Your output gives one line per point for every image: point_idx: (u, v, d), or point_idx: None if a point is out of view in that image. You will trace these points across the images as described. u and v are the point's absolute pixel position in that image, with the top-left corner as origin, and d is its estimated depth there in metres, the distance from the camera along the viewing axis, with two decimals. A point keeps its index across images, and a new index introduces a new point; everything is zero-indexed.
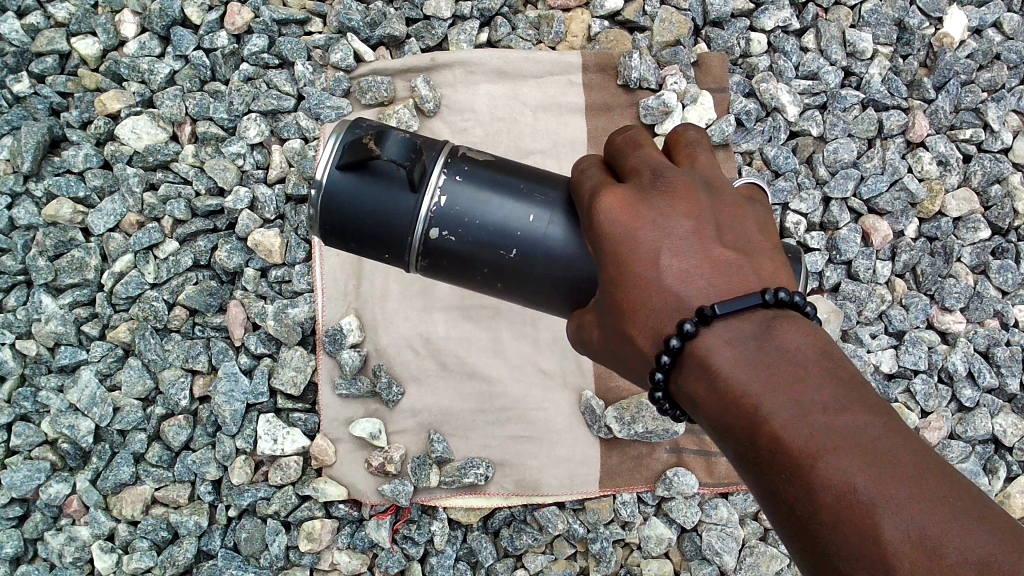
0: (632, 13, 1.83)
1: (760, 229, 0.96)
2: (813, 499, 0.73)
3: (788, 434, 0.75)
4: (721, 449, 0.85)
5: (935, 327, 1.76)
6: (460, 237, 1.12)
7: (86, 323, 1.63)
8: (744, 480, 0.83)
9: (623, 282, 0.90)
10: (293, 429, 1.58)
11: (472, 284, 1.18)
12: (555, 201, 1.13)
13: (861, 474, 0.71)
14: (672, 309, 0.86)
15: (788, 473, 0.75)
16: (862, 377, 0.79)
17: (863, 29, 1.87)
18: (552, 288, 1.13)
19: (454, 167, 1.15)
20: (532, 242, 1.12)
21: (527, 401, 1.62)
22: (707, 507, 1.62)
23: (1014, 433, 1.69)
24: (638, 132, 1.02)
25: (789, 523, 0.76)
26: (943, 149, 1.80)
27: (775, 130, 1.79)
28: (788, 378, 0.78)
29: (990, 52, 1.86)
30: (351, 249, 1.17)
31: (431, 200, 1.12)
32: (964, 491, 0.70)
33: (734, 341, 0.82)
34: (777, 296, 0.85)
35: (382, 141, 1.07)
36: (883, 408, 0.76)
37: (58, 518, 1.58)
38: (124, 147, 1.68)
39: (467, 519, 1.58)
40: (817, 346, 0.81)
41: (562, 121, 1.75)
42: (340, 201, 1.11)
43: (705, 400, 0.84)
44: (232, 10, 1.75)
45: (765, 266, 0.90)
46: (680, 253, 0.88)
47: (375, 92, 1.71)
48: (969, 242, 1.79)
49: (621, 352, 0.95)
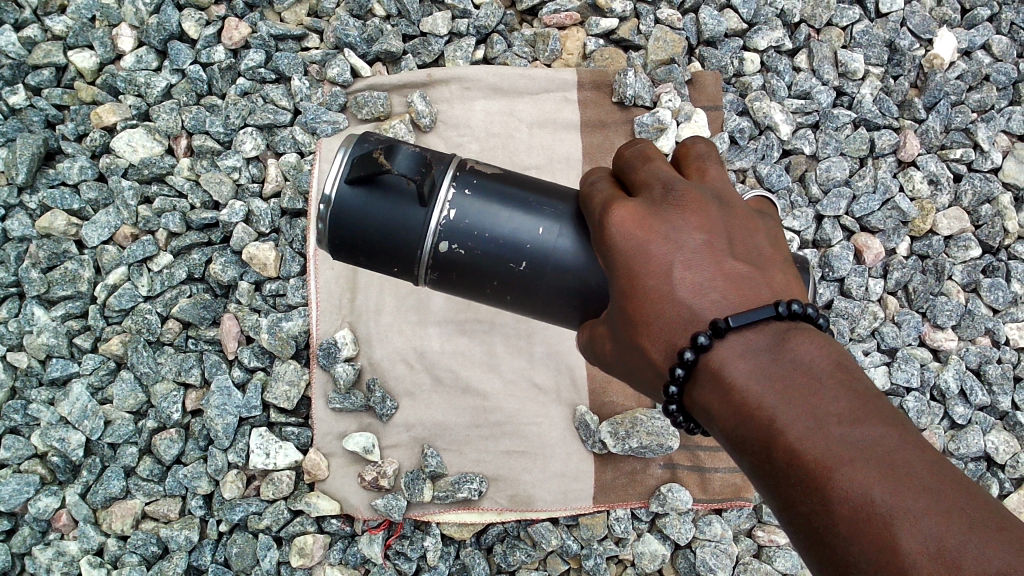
0: (627, 31, 1.85)
1: (772, 242, 0.97)
2: (830, 510, 0.73)
3: (804, 445, 0.75)
4: (737, 462, 0.85)
5: (927, 345, 1.77)
6: (469, 250, 1.13)
7: (78, 335, 1.61)
8: (759, 492, 0.83)
9: (635, 294, 0.90)
10: (285, 443, 1.57)
11: (481, 296, 1.18)
12: (565, 213, 1.14)
13: (878, 486, 0.71)
14: (686, 322, 0.87)
15: (804, 485, 0.75)
16: (876, 390, 0.80)
17: (854, 50, 1.89)
18: (562, 300, 1.14)
19: (463, 180, 1.15)
20: (542, 254, 1.12)
21: (521, 416, 1.62)
22: (701, 523, 1.63)
23: (1006, 451, 1.70)
24: (647, 145, 1.03)
25: (807, 536, 0.76)
26: (933, 168, 1.82)
27: (768, 148, 1.80)
28: (802, 390, 0.78)
29: (979, 73, 1.89)
30: (360, 262, 1.17)
31: (441, 213, 1.12)
32: (981, 502, 0.71)
33: (748, 353, 0.83)
34: (790, 308, 0.85)
35: (392, 155, 1.07)
36: (898, 419, 0.77)
37: (45, 533, 1.56)
38: (120, 160, 1.68)
39: (460, 534, 1.58)
40: (832, 358, 0.81)
41: (558, 138, 1.76)
42: (349, 216, 1.11)
43: (720, 414, 0.84)
44: (229, 26, 1.76)
45: (778, 278, 0.91)
46: (693, 266, 0.88)
47: (371, 108, 1.71)
48: (961, 261, 1.81)
49: (634, 365, 0.95)
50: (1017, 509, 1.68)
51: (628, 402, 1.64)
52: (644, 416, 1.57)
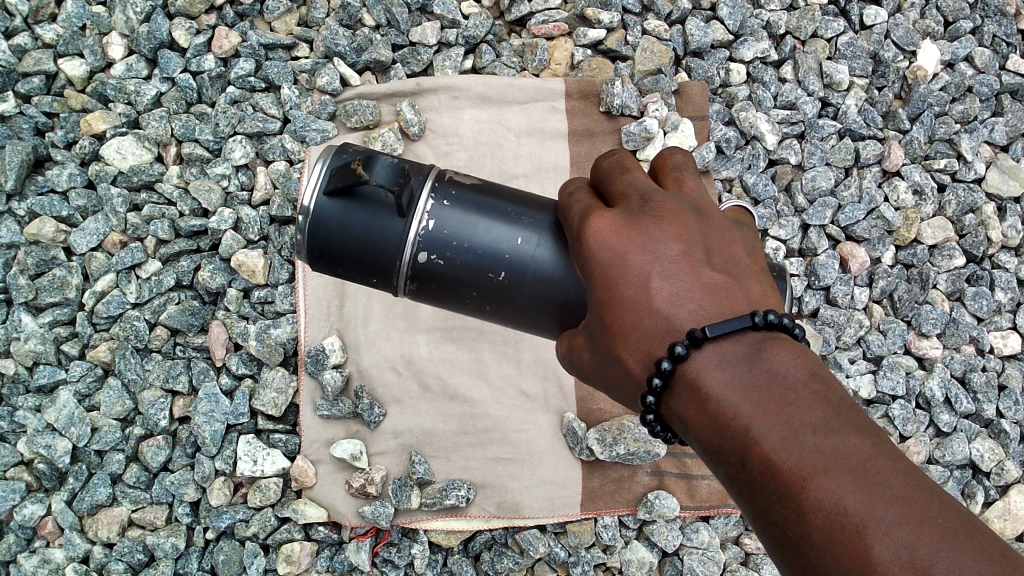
0: (614, 42, 1.86)
1: (748, 252, 0.97)
2: (804, 520, 0.74)
3: (779, 455, 0.76)
4: (714, 471, 0.86)
5: (912, 353, 1.78)
6: (448, 260, 1.13)
7: (66, 342, 1.62)
8: (736, 500, 0.83)
9: (613, 304, 0.91)
10: (273, 450, 1.57)
11: (460, 306, 1.19)
12: (543, 223, 1.15)
13: (851, 495, 0.72)
14: (663, 331, 0.87)
15: (778, 494, 0.76)
16: (851, 398, 0.81)
17: (839, 61, 1.91)
18: (542, 309, 1.14)
19: (442, 192, 1.16)
20: (521, 264, 1.13)
21: (509, 423, 1.62)
22: (689, 531, 1.63)
23: (992, 458, 1.71)
24: (625, 156, 1.04)
25: (781, 544, 0.77)
26: (918, 179, 1.84)
27: (754, 158, 1.82)
28: (777, 400, 0.79)
29: (962, 85, 1.91)
30: (338, 273, 1.17)
31: (419, 224, 1.13)
32: (953, 510, 0.71)
33: (724, 363, 0.84)
34: (766, 318, 0.85)
35: (370, 166, 1.08)
36: (872, 428, 0.78)
37: (31, 540, 1.55)
38: (109, 167, 1.69)
39: (447, 542, 1.57)
40: (807, 367, 0.82)
41: (546, 147, 1.78)
42: (329, 227, 1.12)
43: (697, 423, 0.85)
44: (219, 35, 1.77)
45: (754, 289, 0.91)
46: (671, 276, 0.89)
47: (360, 116, 1.72)
48: (945, 269, 1.82)
49: (612, 374, 0.96)
50: (1002, 518, 1.68)
51: (615, 410, 1.64)
52: (632, 423, 1.58)
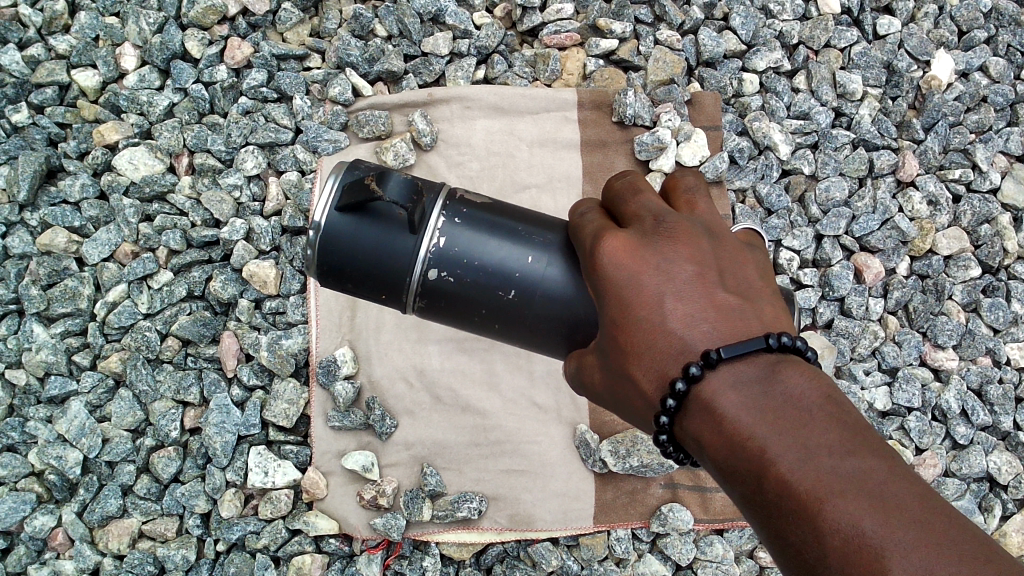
0: (627, 52, 1.86)
1: (760, 274, 0.97)
2: (821, 542, 0.72)
3: (795, 476, 0.75)
4: (727, 493, 0.84)
5: (928, 364, 1.77)
6: (458, 278, 1.12)
7: (77, 353, 1.61)
8: (749, 522, 0.82)
9: (626, 325, 0.89)
10: (284, 462, 1.57)
11: (469, 325, 1.18)
12: (554, 244, 1.14)
13: (869, 518, 0.71)
14: (676, 352, 0.86)
15: (794, 516, 0.74)
16: (865, 421, 0.79)
17: (853, 71, 1.90)
18: (550, 328, 1.13)
19: (453, 209, 1.15)
20: (531, 283, 1.12)
21: (520, 434, 1.61)
22: (703, 544, 1.61)
23: (1009, 472, 1.69)
24: (636, 176, 1.03)
25: (797, 567, 0.75)
26: (932, 189, 1.83)
27: (768, 168, 1.80)
28: (792, 422, 0.78)
29: (977, 94, 1.90)
30: (347, 289, 1.16)
31: (430, 241, 1.12)
32: (971, 534, 0.70)
33: (738, 385, 0.83)
34: (780, 340, 0.85)
35: (383, 182, 1.08)
36: (888, 451, 0.76)
37: (41, 552, 1.55)
38: (121, 178, 1.69)
39: (459, 555, 1.56)
40: (822, 391, 0.81)
41: (558, 157, 1.77)
42: (339, 243, 1.11)
43: (710, 444, 0.84)
44: (232, 45, 1.77)
45: (767, 311, 0.91)
46: (684, 297, 0.88)
47: (372, 126, 1.72)
48: (961, 280, 1.81)
49: (623, 394, 0.94)
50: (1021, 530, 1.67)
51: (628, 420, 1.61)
52: (644, 435, 1.56)
